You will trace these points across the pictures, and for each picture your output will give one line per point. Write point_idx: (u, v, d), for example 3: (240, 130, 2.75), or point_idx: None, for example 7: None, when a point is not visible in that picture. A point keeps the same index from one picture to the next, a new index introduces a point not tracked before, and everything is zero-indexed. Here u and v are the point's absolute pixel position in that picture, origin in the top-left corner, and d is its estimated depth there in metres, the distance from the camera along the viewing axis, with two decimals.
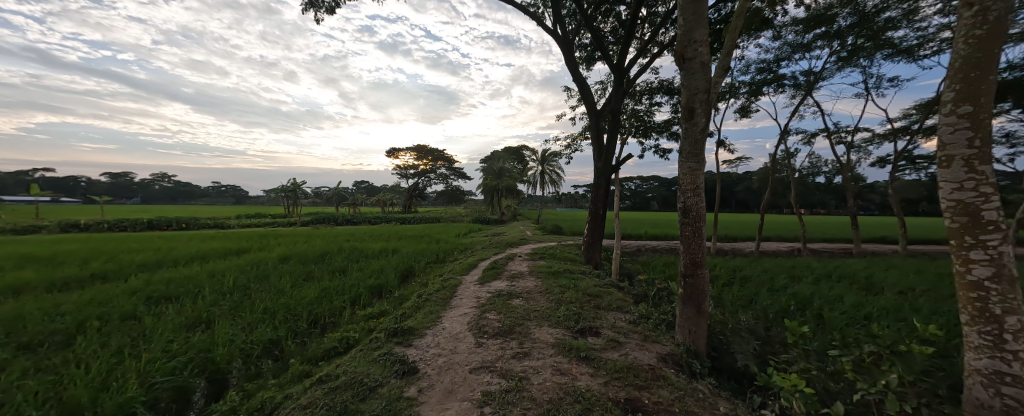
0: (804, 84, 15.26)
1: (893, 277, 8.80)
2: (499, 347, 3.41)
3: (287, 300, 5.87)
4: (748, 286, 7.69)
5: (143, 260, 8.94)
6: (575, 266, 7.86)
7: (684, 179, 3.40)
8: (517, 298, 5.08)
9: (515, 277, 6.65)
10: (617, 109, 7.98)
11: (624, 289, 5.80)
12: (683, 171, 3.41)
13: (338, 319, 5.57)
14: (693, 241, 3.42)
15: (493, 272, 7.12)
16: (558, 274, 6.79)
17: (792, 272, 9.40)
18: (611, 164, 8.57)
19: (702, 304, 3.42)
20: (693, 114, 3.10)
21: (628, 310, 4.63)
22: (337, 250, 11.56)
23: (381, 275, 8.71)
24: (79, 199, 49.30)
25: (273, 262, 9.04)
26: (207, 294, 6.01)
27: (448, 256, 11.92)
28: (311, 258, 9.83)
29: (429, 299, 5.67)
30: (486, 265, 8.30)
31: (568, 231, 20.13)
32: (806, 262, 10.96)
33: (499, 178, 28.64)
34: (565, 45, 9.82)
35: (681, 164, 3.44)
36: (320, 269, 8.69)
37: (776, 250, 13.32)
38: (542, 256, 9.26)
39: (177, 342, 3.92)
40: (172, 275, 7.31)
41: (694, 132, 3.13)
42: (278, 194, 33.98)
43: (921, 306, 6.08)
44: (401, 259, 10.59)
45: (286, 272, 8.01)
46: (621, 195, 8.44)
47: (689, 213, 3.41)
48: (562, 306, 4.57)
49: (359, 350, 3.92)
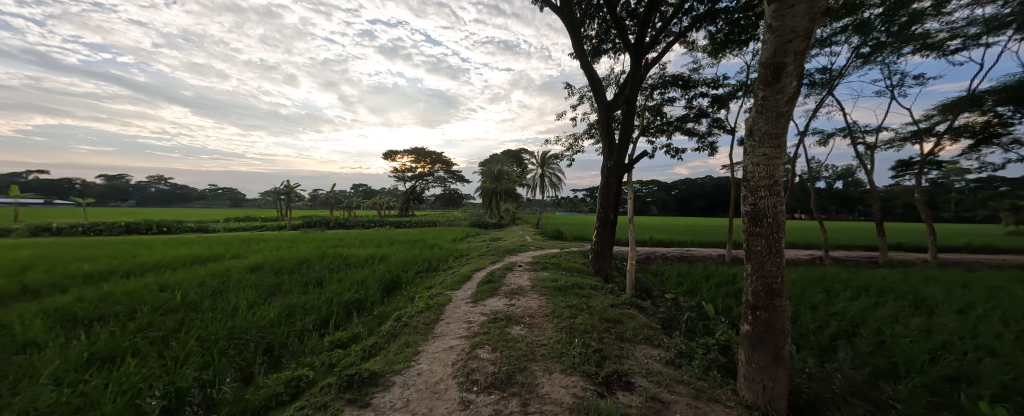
0: (821, 82, 14.40)
1: (941, 291, 7.86)
2: (494, 410, 2.36)
3: (238, 323, 4.82)
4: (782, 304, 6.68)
5: (90, 270, 7.84)
6: (584, 279, 6.86)
7: (754, 172, 2.41)
8: (519, 325, 4.06)
9: (516, 293, 5.64)
10: (633, 99, 6.94)
11: (647, 311, 4.81)
12: (754, 161, 2.42)
13: (298, 347, 4.55)
14: (769, 259, 2.40)
15: (489, 286, 6.10)
16: (565, 289, 5.80)
17: (823, 285, 8.44)
18: (624, 163, 7.59)
19: (782, 350, 2.41)
20: (781, 74, 2.13)
21: (659, 343, 3.62)
22: (318, 258, 10.49)
23: (362, 287, 7.69)
24: (71, 201, 48.28)
25: (241, 272, 7.98)
26: (140, 315, 4.95)
27: (442, 265, 10.88)
28: (288, 267, 8.81)
29: (411, 321, 4.63)
30: (482, 277, 7.26)
31: (569, 236, 19.11)
32: (835, 273, 9.99)
33: (498, 182, 27.66)
34: (572, 31, 8.88)
35: (746, 148, 2.48)
36: (294, 281, 7.64)
37: (796, 259, 12.32)
38: (545, 266, 8.26)
39: (54, 395, 2.89)
40: (114, 289, 6.27)
41: (781, 100, 2.15)
42: (270, 196, 32.83)
43: (1000, 331, 5.12)
44: (388, 268, 9.54)
45: (253, 285, 6.98)
46: (635, 197, 7.48)
47: (762, 220, 2.40)
48: (576, 339, 3.53)
49: (302, 404, 2.86)
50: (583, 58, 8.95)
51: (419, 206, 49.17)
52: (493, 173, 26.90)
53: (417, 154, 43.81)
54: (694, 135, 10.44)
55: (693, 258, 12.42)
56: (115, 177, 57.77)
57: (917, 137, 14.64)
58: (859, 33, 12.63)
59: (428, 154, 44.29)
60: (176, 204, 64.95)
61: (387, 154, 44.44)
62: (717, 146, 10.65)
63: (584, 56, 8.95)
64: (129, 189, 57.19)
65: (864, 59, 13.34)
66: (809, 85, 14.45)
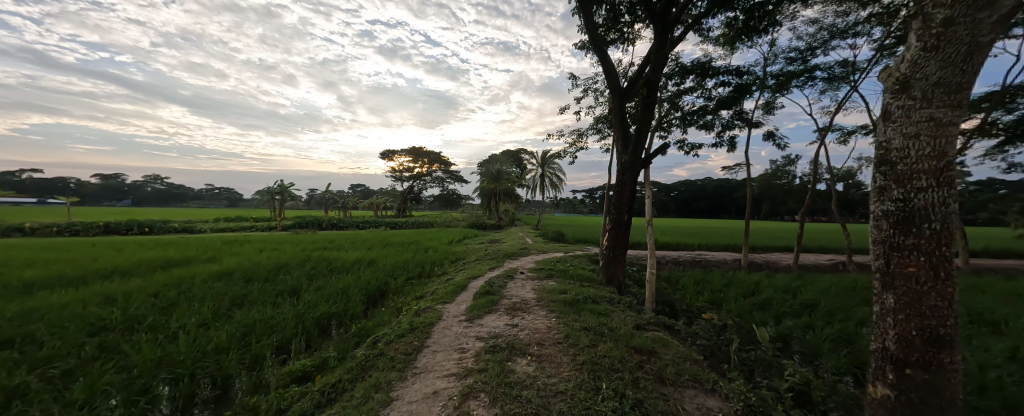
0: (839, 76, 13.61)
1: (993, 302, 7.00)
2: None
3: (175, 349, 3.90)
4: (822, 321, 5.83)
5: (32, 277, 6.86)
6: (596, 289, 5.97)
7: (908, 158, 1.86)
8: (526, 357, 3.15)
9: (519, 309, 4.72)
10: (655, 83, 6.00)
11: (681, 336, 3.91)
12: (902, 141, 1.91)
13: (249, 379, 3.66)
14: (933, 289, 1.76)
15: (487, 299, 5.18)
16: (577, 303, 4.91)
17: (856, 296, 7.60)
18: (641, 157, 6.63)
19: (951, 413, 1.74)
20: (954, 29, 1.76)
21: (713, 388, 2.73)
22: (300, 262, 9.58)
23: (342, 297, 6.76)
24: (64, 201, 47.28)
25: (205, 279, 7.04)
26: (56, 338, 4.02)
27: (435, 271, 9.90)
28: (262, 274, 7.85)
29: (388, 347, 3.66)
30: (479, 287, 6.32)
31: (571, 238, 18.23)
32: (864, 281, 9.16)
33: (497, 182, 26.77)
34: (584, 7, 7.96)
35: (890, 124, 1.99)
36: (265, 290, 6.69)
37: (817, 264, 11.47)
38: (551, 274, 7.35)
39: None
40: (47, 301, 5.32)
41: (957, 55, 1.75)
42: (264, 196, 31.88)
43: None
44: (374, 274, 8.59)
45: (216, 295, 6.05)
46: (653, 197, 6.58)
47: (921, 226, 1.79)
48: (601, 383, 2.63)
49: None
50: (593, 40, 8.07)
51: (415, 206, 48.08)
52: (492, 173, 26.09)
53: (415, 153, 42.94)
54: (710, 130, 9.61)
55: (706, 263, 11.52)
56: (109, 177, 56.65)
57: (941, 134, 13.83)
58: (879, 23, 12.30)
59: (427, 154, 43.48)
60: (172, 204, 63.87)
61: (383, 153, 43.40)
62: (735, 142, 9.82)
63: (596, 37, 8.02)
64: (125, 188, 56.27)
65: (884, 54, 12.80)
66: (827, 80, 13.73)
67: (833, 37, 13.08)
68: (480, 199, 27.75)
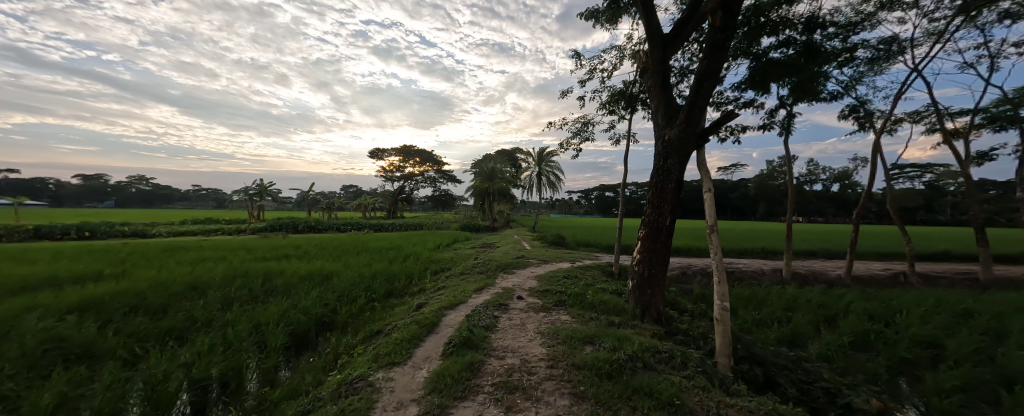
0: (886, 54, 11.69)
1: None
2: None
3: None
4: (986, 382, 3.73)
5: None
6: (637, 335, 3.86)
7: None
8: None
9: (519, 389, 2.59)
10: (734, 5, 3.93)
11: None
12: None
13: None
14: None
15: (462, 361, 3.04)
16: (619, 374, 2.77)
17: (972, 327, 5.55)
18: (698, 128, 4.51)
19: None
20: None
21: None
22: (230, 278, 7.38)
23: (252, 341, 4.57)
24: (43, 201, 44.70)
25: (50, 314, 4.75)
26: None
27: (409, 289, 7.70)
28: (157, 302, 5.55)
29: None
30: (456, 327, 4.14)
31: (573, 242, 16.21)
32: (952, 300, 7.21)
33: (490, 181, 24.53)
34: None
35: None
36: (133, 332, 4.44)
37: (874, 275, 9.43)
38: (561, 301, 5.21)
39: None
40: None
41: None
42: (243, 195, 29.38)
43: None
44: (323, 295, 6.47)
45: (33, 346, 3.77)
46: (711, 190, 4.48)
47: None
48: None
49: None
50: None
51: (406, 208, 45.60)
52: (485, 172, 24.08)
53: (405, 153, 40.55)
54: (760, 107, 7.51)
55: (743, 274, 9.46)
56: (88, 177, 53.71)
57: (997, 125, 12.11)
58: None
59: (417, 153, 41.14)
60: (155, 205, 60.89)
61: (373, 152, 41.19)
62: (789, 124, 7.75)
63: None
64: (108, 188, 53.49)
65: (940, 31, 11.02)
66: (872, 61, 11.84)
67: (880, 9, 11.25)
68: (472, 199, 25.66)
